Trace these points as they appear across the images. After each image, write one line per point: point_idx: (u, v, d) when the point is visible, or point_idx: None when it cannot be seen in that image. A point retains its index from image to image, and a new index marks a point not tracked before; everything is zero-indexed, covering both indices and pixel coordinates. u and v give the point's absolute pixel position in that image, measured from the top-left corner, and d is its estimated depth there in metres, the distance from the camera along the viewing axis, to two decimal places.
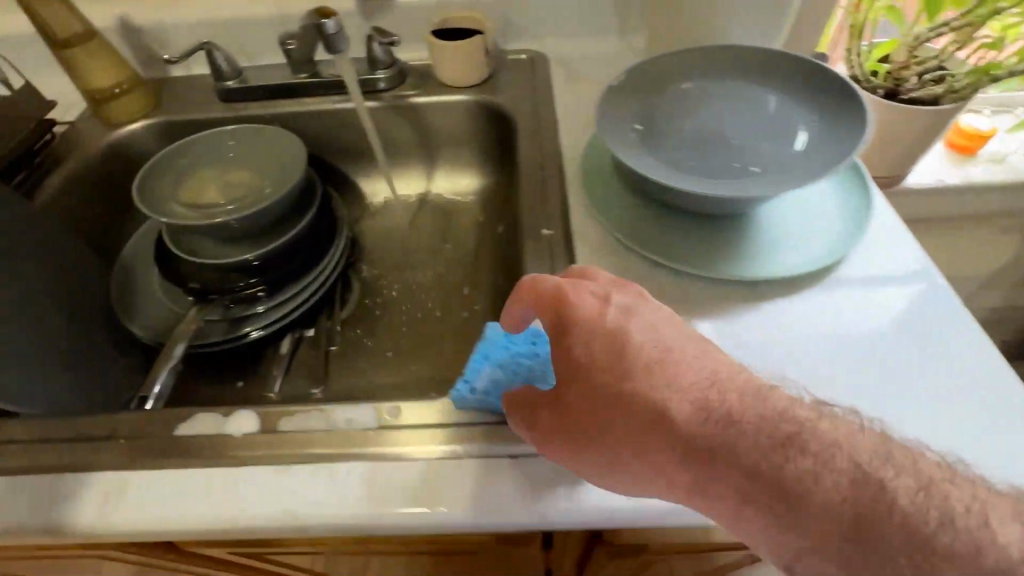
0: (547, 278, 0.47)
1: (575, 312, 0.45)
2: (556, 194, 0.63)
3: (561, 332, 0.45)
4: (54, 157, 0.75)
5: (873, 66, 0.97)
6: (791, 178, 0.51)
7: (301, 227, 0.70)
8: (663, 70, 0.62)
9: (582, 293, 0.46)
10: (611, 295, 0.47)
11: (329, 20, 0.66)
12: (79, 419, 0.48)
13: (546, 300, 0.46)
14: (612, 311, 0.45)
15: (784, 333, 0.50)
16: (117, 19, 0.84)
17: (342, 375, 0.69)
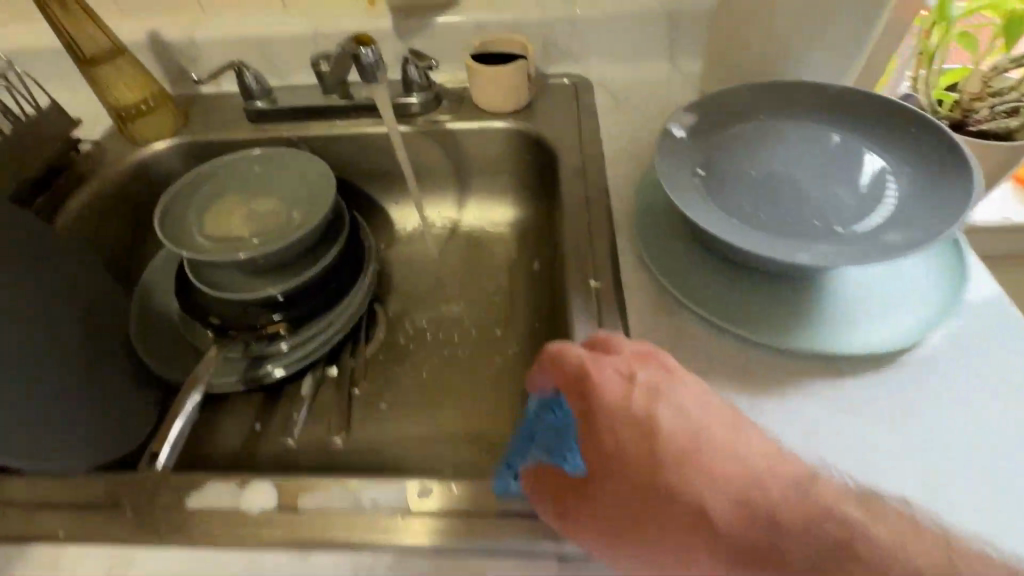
0: (568, 349, 0.42)
1: (594, 392, 0.39)
2: (603, 239, 0.58)
3: (583, 415, 0.39)
4: (77, 177, 0.72)
5: (940, 97, 0.89)
6: (885, 243, 0.45)
7: (327, 262, 0.66)
8: (726, 107, 0.56)
9: (603, 369, 0.40)
10: (636, 372, 0.40)
11: (366, 49, 0.64)
12: (85, 483, 0.44)
13: (567, 377, 0.40)
14: (639, 393, 0.39)
15: (851, 413, 0.43)
16: (147, 34, 0.81)
17: (366, 421, 0.64)
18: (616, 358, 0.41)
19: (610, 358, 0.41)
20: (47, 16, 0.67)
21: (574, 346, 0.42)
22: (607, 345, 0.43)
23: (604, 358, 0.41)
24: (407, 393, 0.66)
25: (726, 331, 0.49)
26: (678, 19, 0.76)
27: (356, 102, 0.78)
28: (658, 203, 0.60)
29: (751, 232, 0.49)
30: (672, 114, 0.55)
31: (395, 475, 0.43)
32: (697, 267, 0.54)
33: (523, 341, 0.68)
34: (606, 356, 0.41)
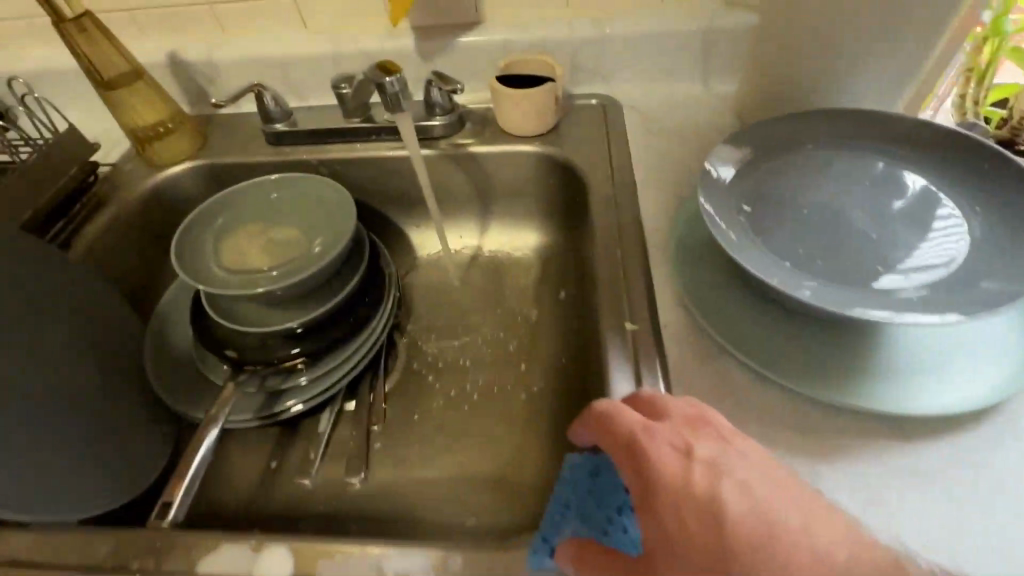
0: (617, 415, 0.41)
1: (648, 464, 0.38)
2: (637, 276, 0.55)
3: (639, 491, 0.37)
4: (92, 202, 0.71)
5: (989, 115, 0.83)
6: (960, 292, 0.42)
7: (346, 293, 0.64)
8: (773, 143, 0.54)
9: (658, 441, 0.39)
10: (692, 443, 0.38)
11: (389, 78, 0.62)
12: (111, 541, 0.46)
13: (618, 445, 0.40)
14: (698, 468, 0.37)
15: (923, 485, 0.40)
16: (167, 55, 0.80)
17: (385, 461, 0.62)
18: (669, 426, 0.40)
19: (662, 426, 0.40)
20: (65, 40, 0.65)
21: (623, 410, 0.41)
22: (658, 410, 0.42)
23: (656, 425, 0.40)
24: (428, 433, 0.63)
25: (778, 384, 0.46)
26: (713, 39, 0.72)
27: (377, 124, 0.75)
28: (696, 237, 0.57)
29: (807, 277, 0.46)
30: (714, 147, 0.52)
31: (421, 541, 0.42)
32: (743, 310, 0.50)
33: (549, 377, 0.65)
34: (657, 425, 0.40)
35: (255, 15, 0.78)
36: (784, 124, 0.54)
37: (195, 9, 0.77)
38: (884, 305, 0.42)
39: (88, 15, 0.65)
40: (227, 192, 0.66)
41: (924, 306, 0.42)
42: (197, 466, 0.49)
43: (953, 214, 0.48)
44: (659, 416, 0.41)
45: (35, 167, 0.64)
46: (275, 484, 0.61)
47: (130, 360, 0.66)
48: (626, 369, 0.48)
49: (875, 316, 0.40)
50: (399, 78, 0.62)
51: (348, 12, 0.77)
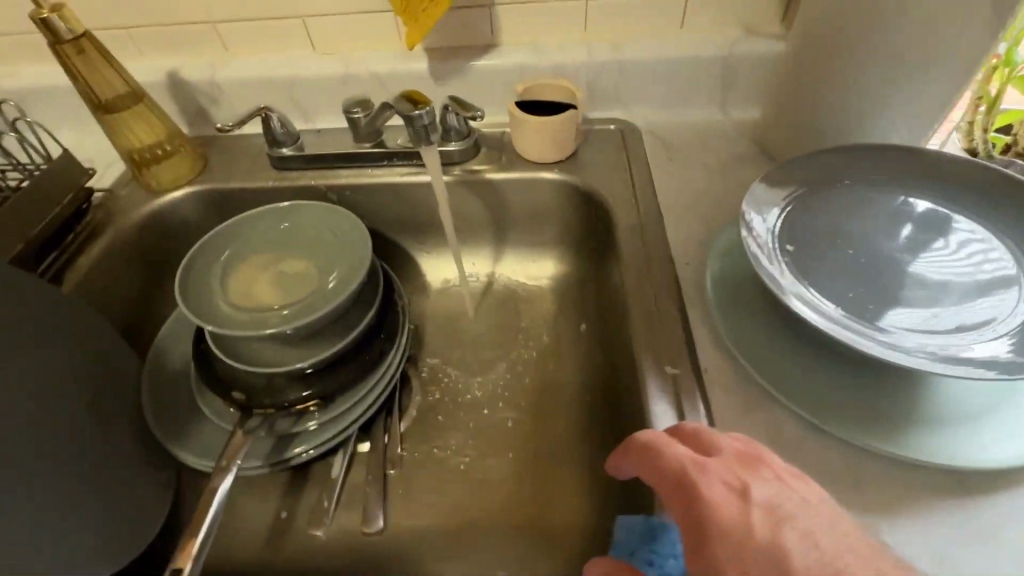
0: (665, 449, 0.39)
1: (700, 504, 0.36)
2: (673, 313, 0.53)
3: (690, 532, 0.35)
4: (89, 230, 0.67)
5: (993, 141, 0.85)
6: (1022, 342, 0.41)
7: (361, 330, 0.61)
8: (810, 178, 0.53)
9: (710, 480, 0.37)
10: (748, 483, 0.36)
11: (419, 110, 0.60)
12: None
13: (667, 481, 0.38)
14: (756, 512, 0.34)
15: (983, 544, 0.39)
16: (166, 75, 0.76)
17: (404, 508, 0.58)
18: (721, 463, 0.38)
19: (713, 463, 0.38)
20: (61, 60, 0.61)
21: (671, 444, 0.40)
22: (708, 444, 0.40)
23: (707, 461, 0.38)
24: (448, 474, 0.60)
25: (831, 434, 0.44)
26: (734, 65, 0.71)
27: (390, 149, 0.73)
28: (732, 272, 0.55)
29: (858, 321, 0.44)
30: (754, 182, 0.51)
31: None
32: (787, 354, 0.48)
33: (575, 415, 0.62)
34: (708, 460, 0.38)
35: (261, 35, 0.75)
36: (823, 158, 0.53)
37: (198, 27, 0.74)
38: (948, 356, 0.40)
39: (88, 36, 0.61)
40: (236, 220, 0.63)
41: (983, 356, 0.41)
42: (211, 519, 0.46)
43: (1000, 256, 0.47)
44: (710, 450, 0.39)
45: (30, 199, 0.59)
46: (285, 536, 0.57)
47: (127, 400, 0.61)
48: (671, 415, 0.46)
49: (936, 368, 0.39)
50: (429, 110, 0.60)
51: (359, 33, 0.75)
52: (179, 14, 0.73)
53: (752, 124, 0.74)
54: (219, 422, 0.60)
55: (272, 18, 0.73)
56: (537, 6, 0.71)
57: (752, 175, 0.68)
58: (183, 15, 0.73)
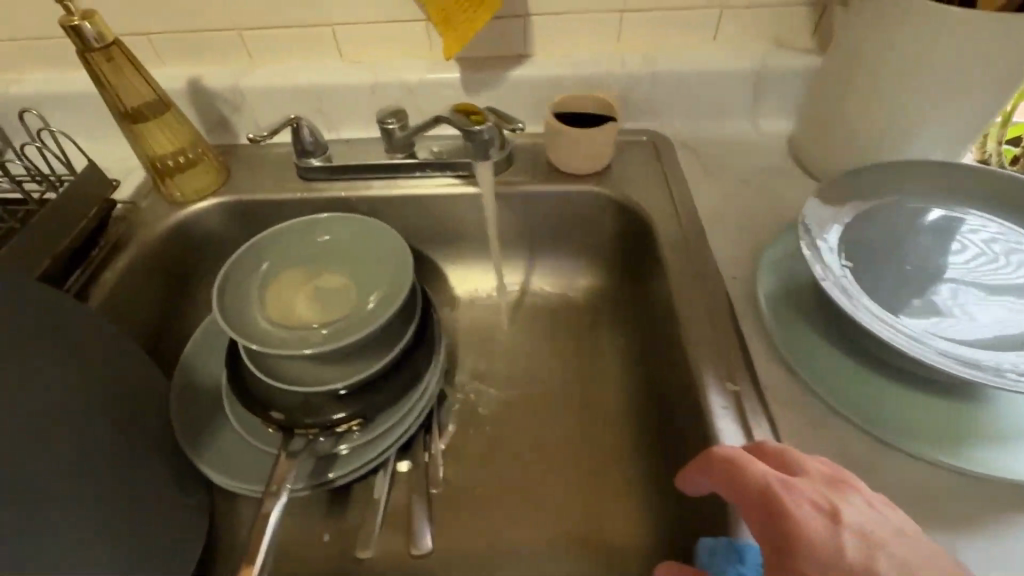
0: (749, 465, 0.39)
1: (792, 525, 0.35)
2: (727, 328, 0.52)
3: (781, 552, 0.35)
4: (114, 243, 0.64)
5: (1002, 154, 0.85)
6: None
7: (402, 348, 0.59)
8: (860, 196, 0.55)
9: (801, 501, 0.36)
10: (839, 507, 0.36)
11: (482, 126, 0.62)
12: None
13: (752, 498, 0.38)
14: (850, 537, 0.34)
15: None
16: (187, 83, 0.74)
17: (450, 529, 0.56)
18: (808, 483, 0.38)
19: (801, 483, 0.38)
20: (90, 68, 0.59)
21: (754, 461, 0.39)
22: (791, 464, 0.39)
23: (794, 481, 0.38)
24: (493, 491, 0.59)
25: (902, 450, 0.44)
26: (766, 79, 0.72)
27: (423, 159, 0.72)
28: (782, 287, 0.54)
29: (921, 335, 0.46)
30: (807, 200, 0.53)
31: None
32: (846, 370, 0.48)
33: (620, 430, 0.61)
34: (795, 480, 0.38)
35: (288, 43, 0.74)
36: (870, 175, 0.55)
37: (224, 35, 0.73)
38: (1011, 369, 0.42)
39: (118, 43, 0.59)
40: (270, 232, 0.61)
41: None
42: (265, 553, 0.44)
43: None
44: (794, 470, 0.39)
45: (58, 211, 0.57)
46: (329, 560, 0.55)
47: (156, 420, 0.59)
48: (736, 433, 0.45)
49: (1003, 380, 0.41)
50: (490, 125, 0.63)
51: (389, 42, 0.74)
52: (205, 21, 0.71)
53: (781, 136, 0.75)
54: (256, 443, 0.59)
55: (301, 26, 0.72)
56: (571, 18, 0.71)
57: (788, 188, 0.68)
58: (208, 22, 0.71)
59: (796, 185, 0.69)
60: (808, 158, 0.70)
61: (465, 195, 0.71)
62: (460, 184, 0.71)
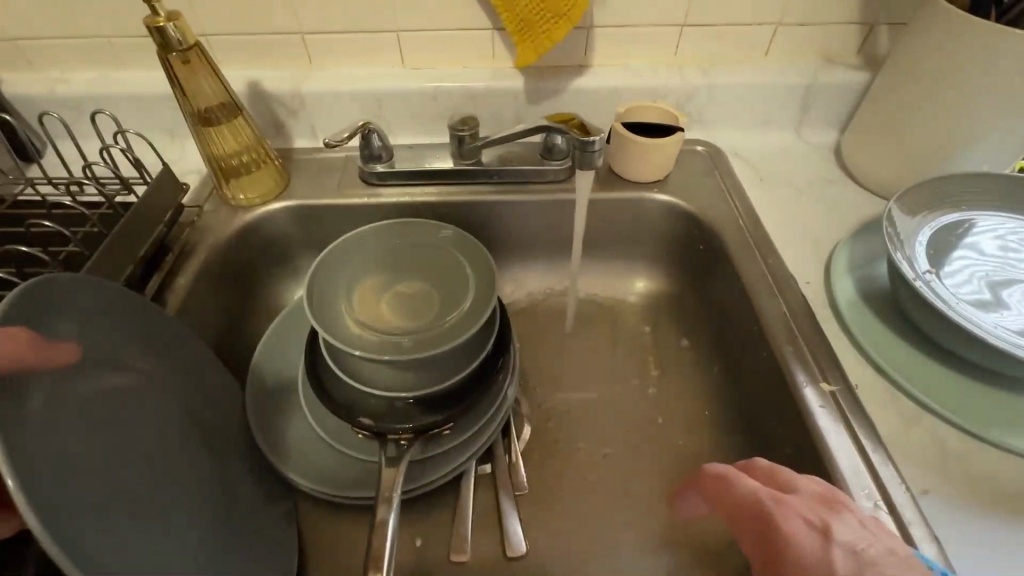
0: (740, 482, 0.44)
1: (777, 534, 0.40)
2: (811, 329, 0.55)
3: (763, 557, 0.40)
4: (183, 248, 0.63)
5: None
6: None
7: (488, 351, 0.58)
8: (933, 203, 0.58)
9: (788, 514, 0.40)
10: (829, 523, 0.39)
11: (597, 137, 0.56)
12: None
13: (740, 510, 0.43)
14: (836, 551, 0.37)
15: None
16: (247, 85, 0.73)
17: (540, 531, 0.57)
18: (799, 500, 0.41)
19: (793, 500, 0.41)
20: (169, 71, 0.59)
21: (746, 479, 0.44)
22: (785, 483, 0.43)
23: (784, 497, 0.42)
24: (577, 492, 0.60)
25: (996, 445, 0.46)
26: (817, 93, 0.75)
27: (488, 166, 0.72)
28: (856, 292, 0.58)
29: (1008, 337, 0.49)
30: (890, 206, 0.55)
31: None
32: (932, 369, 0.51)
33: (696, 432, 0.63)
34: (783, 496, 0.42)
35: (350, 48, 0.74)
36: (948, 182, 0.57)
37: (287, 39, 0.72)
38: None
39: (197, 47, 0.59)
40: (356, 235, 0.64)
41: None
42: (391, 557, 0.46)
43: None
44: (788, 489, 0.43)
45: (140, 215, 0.56)
46: (424, 564, 0.55)
47: (238, 427, 0.58)
48: (839, 430, 0.47)
49: None
50: (602, 139, 0.57)
51: (453, 50, 0.74)
52: (270, 25, 0.71)
53: (828, 148, 0.79)
54: (345, 449, 0.58)
55: (366, 32, 0.72)
56: (634, 31, 0.73)
57: (842, 198, 0.72)
58: (272, 26, 0.71)
59: (849, 195, 0.72)
60: (860, 169, 0.73)
61: (531, 201, 0.71)
62: (525, 191, 0.72)
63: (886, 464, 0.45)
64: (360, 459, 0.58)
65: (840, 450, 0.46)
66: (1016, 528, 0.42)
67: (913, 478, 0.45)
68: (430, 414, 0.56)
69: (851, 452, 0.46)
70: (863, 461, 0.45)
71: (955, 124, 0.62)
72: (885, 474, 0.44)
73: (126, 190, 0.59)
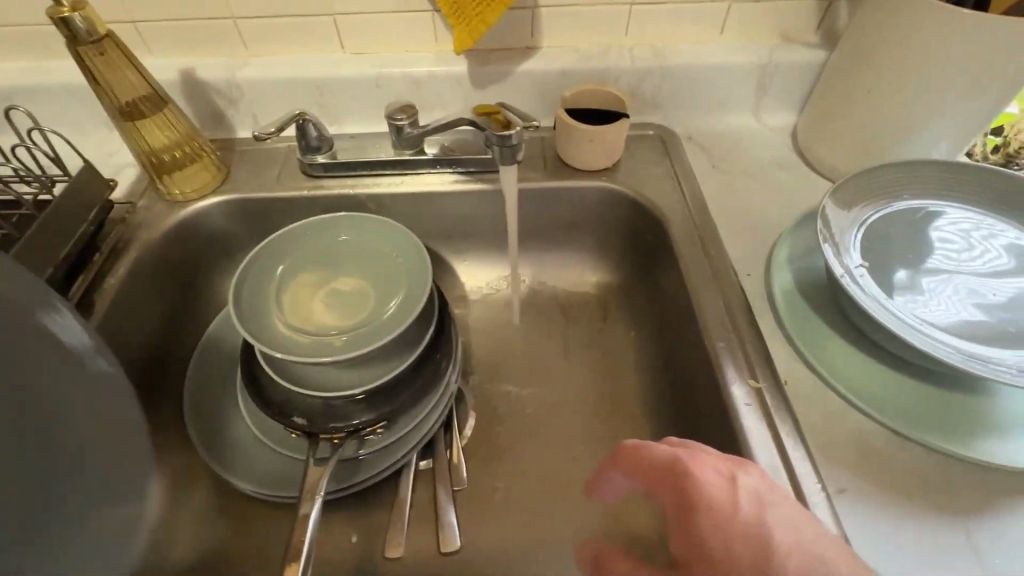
0: (655, 444, 0.45)
1: (689, 488, 0.41)
2: (745, 324, 0.54)
3: (680, 510, 0.41)
4: (113, 247, 0.62)
5: (984, 143, 0.75)
6: None
7: (421, 349, 0.57)
8: (872, 192, 0.57)
9: (703, 466, 0.41)
10: (736, 474, 0.40)
11: (512, 131, 0.56)
12: None
13: (658, 471, 0.43)
14: (746, 498, 0.39)
15: None
16: (181, 74, 0.71)
17: (476, 524, 0.57)
18: (710, 455, 0.42)
19: (703, 454, 0.42)
20: (82, 64, 0.56)
21: (659, 442, 0.45)
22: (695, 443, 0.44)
23: (696, 452, 0.43)
24: (515, 485, 0.60)
25: (919, 442, 0.46)
26: (773, 72, 0.73)
27: (431, 156, 0.70)
28: (794, 287, 0.57)
29: (927, 331, 0.48)
30: (824, 200, 0.54)
31: None
32: (859, 364, 0.51)
33: (638, 425, 0.63)
34: (698, 452, 0.43)
35: (286, 33, 0.71)
36: (884, 171, 0.56)
37: (218, 24, 0.69)
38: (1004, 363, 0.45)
39: (110, 36, 0.56)
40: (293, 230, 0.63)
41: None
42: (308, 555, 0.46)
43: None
44: (698, 447, 0.44)
45: (60, 215, 0.55)
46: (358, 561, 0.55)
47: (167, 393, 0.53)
48: (762, 428, 0.47)
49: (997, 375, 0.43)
50: (517, 130, 0.56)
51: (394, 33, 0.71)
52: (198, 11, 0.68)
53: (785, 132, 0.76)
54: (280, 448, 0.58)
55: (300, 16, 0.69)
56: (582, 11, 0.70)
57: (796, 185, 0.70)
58: (200, 10, 0.68)
59: (804, 181, 0.70)
60: (814, 154, 0.71)
61: (474, 192, 0.70)
62: (471, 181, 0.70)
63: (804, 462, 0.45)
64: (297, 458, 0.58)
65: (761, 448, 0.46)
66: (929, 525, 0.42)
67: (832, 476, 0.45)
68: (361, 412, 0.55)
69: (772, 450, 0.46)
70: (783, 459, 0.45)
71: (904, 106, 0.60)
72: (803, 472, 0.44)
73: (46, 189, 0.57)
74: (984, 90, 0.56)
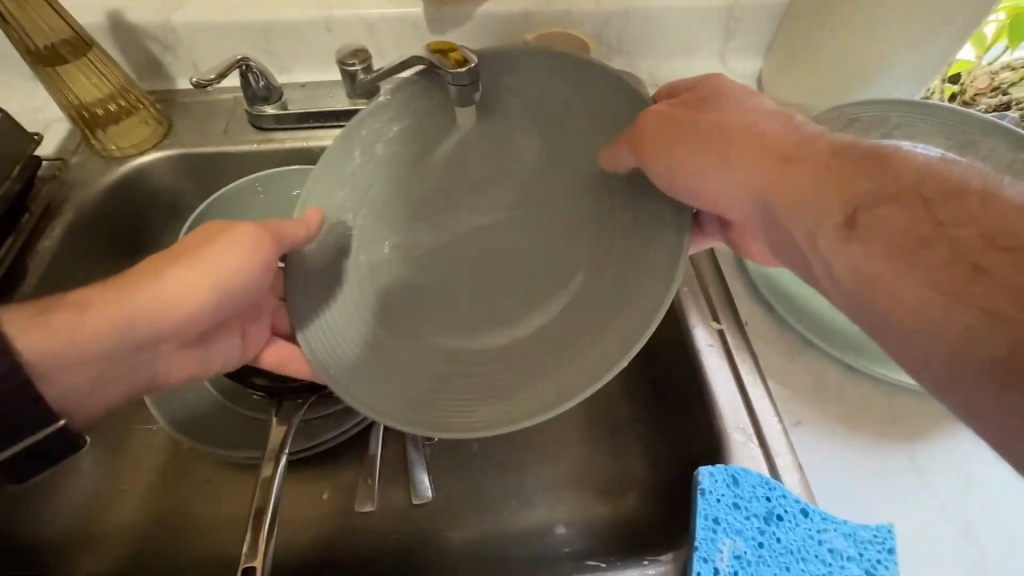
0: (693, 106, 0.44)
1: (709, 118, 0.43)
2: (709, 270, 0.55)
3: (700, 121, 0.43)
4: (44, 210, 0.59)
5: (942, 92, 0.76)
6: None
7: None
8: (841, 129, 0.58)
9: (727, 106, 0.44)
10: (767, 119, 0.43)
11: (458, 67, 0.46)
12: None
13: (667, 115, 0.43)
14: (778, 124, 0.42)
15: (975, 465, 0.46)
16: (107, 16, 0.65)
17: (449, 474, 0.57)
18: (732, 114, 0.43)
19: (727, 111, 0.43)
20: None
21: (687, 110, 0.44)
22: (697, 112, 0.44)
23: (716, 107, 0.44)
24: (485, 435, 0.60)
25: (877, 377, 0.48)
26: (739, 16, 0.71)
27: None
28: None
29: None
30: None
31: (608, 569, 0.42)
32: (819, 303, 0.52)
33: None
34: (714, 105, 0.44)
35: None
36: (851, 110, 0.58)
37: None
38: None
39: None
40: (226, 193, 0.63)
41: None
42: (266, 513, 0.46)
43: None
44: (708, 111, 0.44)
45: None
46: (330, 516, 0.55)
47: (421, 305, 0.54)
48: (724, 368, 0.49)
49: None
50: (471, 66, 0.46)
51: None
52: None
53: (751, 77, 0.75)
54: (242, 411, 0.60)
55: None
56: None
57: None
58: None
59: None
60: None
61: None
62: None
63: (762, 398, 0.47)
64: (255, 419, 0.59)
65: (722, 388, 0.48)
66: (872, 453, 0.46)
67: (789, 410, 0.48)
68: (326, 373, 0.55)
69: (732, 388, 0.48)
70: (743, 399, 0.47)
71: (864, 47, 0.60)
72: (762, 408, 0.47)
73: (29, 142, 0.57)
74: (939, 33, 0.56)
